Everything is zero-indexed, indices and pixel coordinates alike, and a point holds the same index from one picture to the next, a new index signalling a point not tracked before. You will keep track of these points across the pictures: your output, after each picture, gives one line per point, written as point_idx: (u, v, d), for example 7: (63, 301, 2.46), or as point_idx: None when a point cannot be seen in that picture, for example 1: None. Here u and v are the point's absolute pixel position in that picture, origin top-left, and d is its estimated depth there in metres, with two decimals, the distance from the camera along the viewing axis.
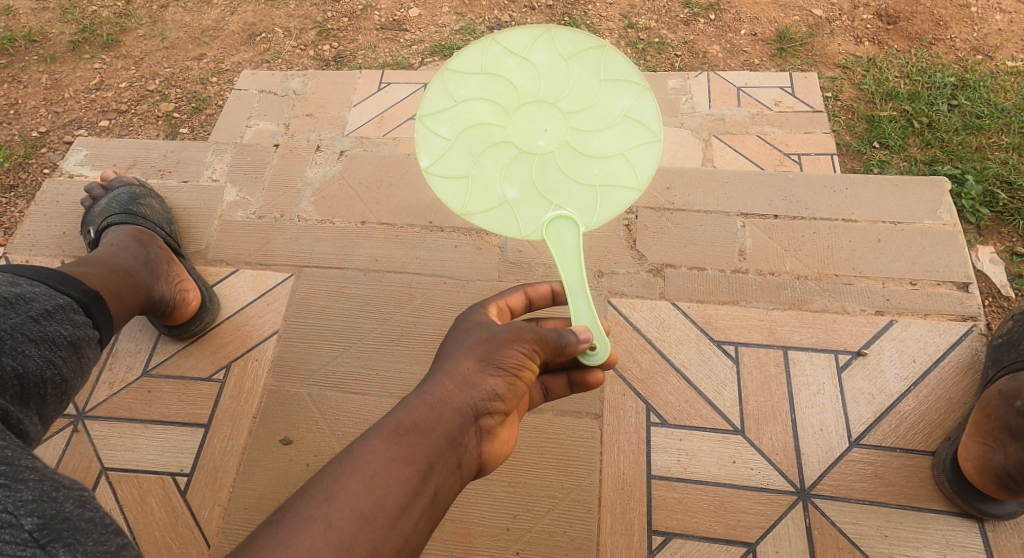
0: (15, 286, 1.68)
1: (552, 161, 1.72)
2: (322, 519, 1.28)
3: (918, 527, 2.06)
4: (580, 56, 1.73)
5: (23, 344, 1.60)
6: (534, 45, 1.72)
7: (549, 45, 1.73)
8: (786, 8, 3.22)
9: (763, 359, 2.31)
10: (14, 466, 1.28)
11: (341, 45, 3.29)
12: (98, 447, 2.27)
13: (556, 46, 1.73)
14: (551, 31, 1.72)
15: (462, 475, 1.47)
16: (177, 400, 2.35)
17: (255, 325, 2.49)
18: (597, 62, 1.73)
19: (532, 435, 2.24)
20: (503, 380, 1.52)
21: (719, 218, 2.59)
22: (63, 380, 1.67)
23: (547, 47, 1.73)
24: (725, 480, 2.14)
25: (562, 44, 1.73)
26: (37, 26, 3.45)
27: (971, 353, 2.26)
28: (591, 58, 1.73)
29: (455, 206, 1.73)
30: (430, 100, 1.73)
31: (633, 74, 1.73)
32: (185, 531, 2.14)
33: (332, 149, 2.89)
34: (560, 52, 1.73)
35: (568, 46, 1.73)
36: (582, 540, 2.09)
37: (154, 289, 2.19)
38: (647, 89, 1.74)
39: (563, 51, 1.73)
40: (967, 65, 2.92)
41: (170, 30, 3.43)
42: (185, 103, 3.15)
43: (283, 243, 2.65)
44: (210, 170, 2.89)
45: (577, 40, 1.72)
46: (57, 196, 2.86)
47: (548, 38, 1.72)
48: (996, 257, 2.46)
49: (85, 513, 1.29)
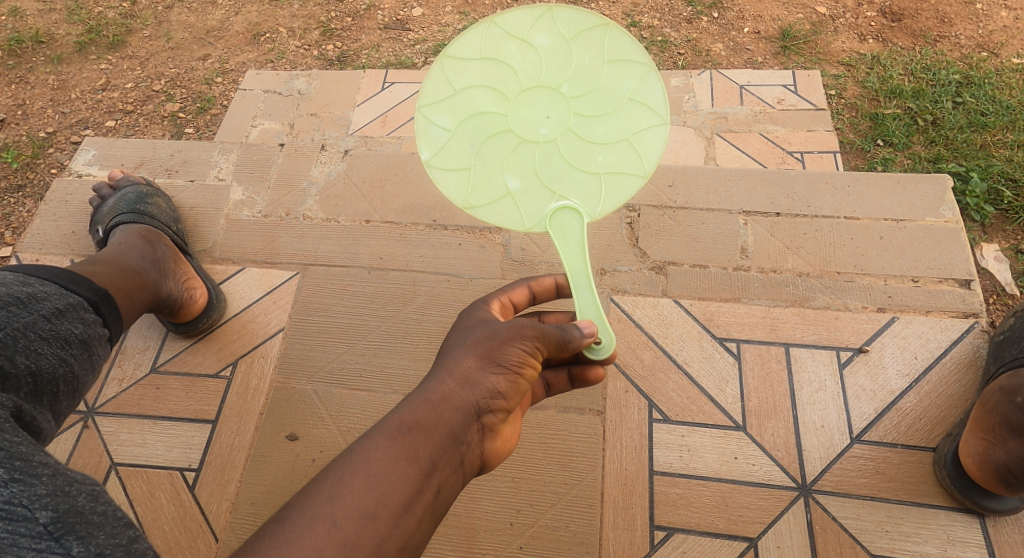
0: (27, 286, 1.70)
1: (554, 149, 1.74)
2: (327, 517, 1.31)
3: (919, 522, 2.07)
4: (582, 36, 1.73)
5: (36, 343, 1.62)
6: (535, 27, 1.73)
7: (550, 26, 1.73)
8: (790, 6, 3.23)
9: (765, 355, 2.32)
10: (28, 461, 1.30)
11: (345, 45, 3.31)
12: (107, 443, 2.30)
13: (558, 27, 1.73)
14: (553, 12, 1.71)
15: (465, 472, 1.49)
16: (185, 396, 2.37)
17: (261, 323, 2.51)
18: (600, 42, 1.73)
19: (536, 431, 2.26)
20: (505, 378, 1.54)
21: (722, 215, 2.60)
22: (75, 376, 1.70)
23: (548, 28, 1.73)
24: (727, 475, 2.16)
25: (564, 23, 1.72)
26: (44, 27, 3.48)
27: (973, 350, 2.27)
28: (594, 38, 1.73)
29: (457, 199, 1.76)
30: (430, 89, 1.74)
31: (638, 55, 1.73)
32: (193, 526, 2.16)
33: (337, 148, 2.91)
34: (562, 32, 1.73)
35: (571, 26, 1.72)
36: (585, 535, 2.11)
37: (162, 286, 2.21)
38: (653, 70, 1.74)
39: (565, 32, 1.73)
40: (972, 62, 2.93)
41: (175, 30, 3.46)
42: (191, 103, 3.18)
43: (289, 242, 2.68)
44: (216, 169, 2.91)
45: (579, 19, 1.72)
46: (66, 195, 2.89)
47: (549, 19, 1.72)
48: (1000, 255, 2.47)
49: (97, 507, 1.31)
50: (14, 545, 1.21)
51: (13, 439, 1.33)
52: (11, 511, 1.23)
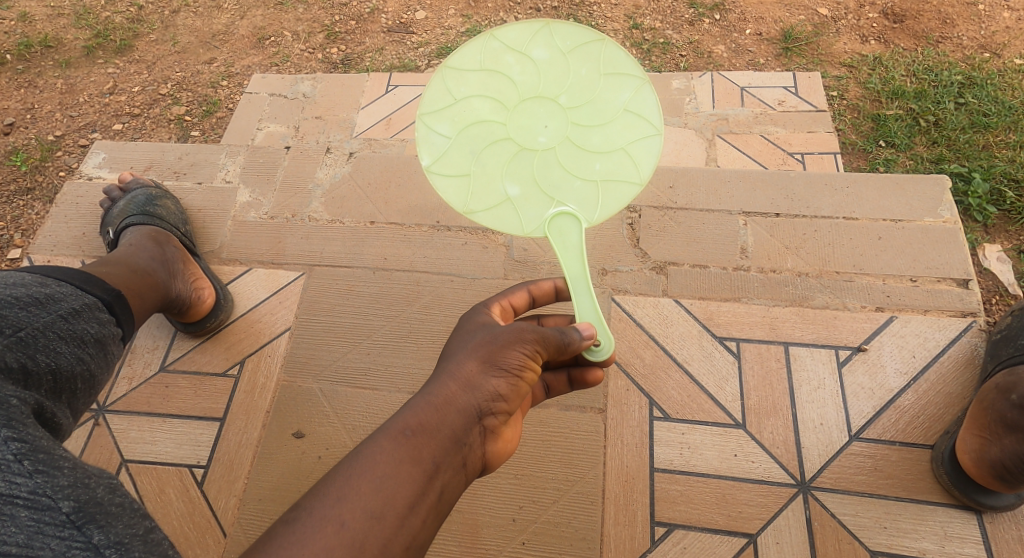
0: (45, 286, 1.74)
1: (553, 157, 1.77)
2: (335, 519, 1.34)
3: (916, 518, 2.10)
4: (579, 50, 1.78)
5: (55, 342, 1.66)
6: (533, 40, 1.77)
7: (548, 39, 1.77)
8: (791, 8, 3.26)
9: (764, 354, 2.35)
10: (51, 454, 1.35)
11: (349, 48, 3.35)
12: (118, 440, 2.34)
13: (555, 41, 1.78)
14: (550, 26, 1.77)
15: (468, 474, 1.52)
16: (193, 395, 2.41)
17: (268, 323, 2.55)
18: (597, 56, 1.78)
19: (538, 429, 2.29)
20: (506, 381, 1.57)
21: (723, 216, 2.63)
22: (92, 375, 1.73)
23: (546, 42, 1.77)
24: (727, 473, 2.19)
25: (561, 38, 1.77)
26: (52, 32, 3.52)
27: (971, 349, 2.30)
28: (590, 52, 1.78)
29: (457, 205, 1.79)
30: (430, 99, 1.78)
31: (633, 68, 1.78)
32: (202, 521, 2.20)
33: (342, 150, 2.95)
34: (559, 46, 1.78)
35: (568, 40, 1.77)
36: (587, 530, 2.14)
37: (171, 287, 2.25)
38: (648, 83, 1.79)
39: (562, 46, 1.78)
40: (975, 63, 2.95)
41: (181, 34, 3.50)
42: (196, 107, 3.22)
43: (295, 243, 2.71)
44: (223, 171, 2.95)
45: (576, 33, 1.77)
46: (76, 198, 2.93)
47: (546, 33, 1.77)
48: (1003, 255, 2.50)
49: (116, 498, 1.35)
50: (39, 534, 1.25)
51: (36, 433, 1.38)
52: (36, 501, 1.27)
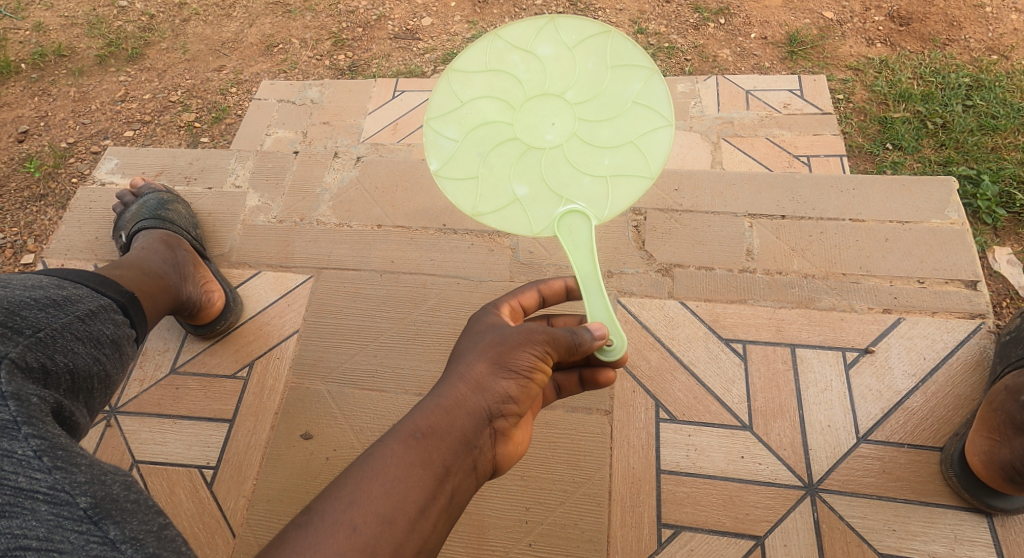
0: (62, 288, 1.77)
1: (560, 155, 1.79)
2: (347, 523, 1.35)
3: (926, 521, 2.09)
4: (585, 43, 1.78)
5: (72, 342, 1.68)
6: (538, 37, 1.79)
7: (553, 34, 1.78)
8: (797, 11, 3.27)
9: (771, 356, 2.36)
10: (69, 451, 1.38)
11: (355, 54, 3.38)
12: (129, 441, 2.37)
13: (561, 36, 1.79)
14: (555, 21, 1.78)
15: (478, 477, 1.54)
16: (203, 396, 2.44)
17: (277, 325, 2.57)
18: (604, 48, 1.78)
19: (545, 430, 2.30)
20: (516, 383, 1.59)
21: (728, 219, 2.64)
22: (107, 375, 1.76)
23: (551, 37, 1.79)
24: (733, 474, 2.19)
25: (566, 32, 1.78)
26: (66, 42, 3.57)
27: (980, 351, 2.29)
28: (597, 44, 1.78)
29: (465, 208, 1.82)
30: (438, 103, 1.81)
31: (641, 58, 1.77)
32: (212, 521, 2.22)
33: (349, 155, 2.97)
34: (565, 40, 1.79)
35: (573, 34, 1.78)
36: (593, 532, 2.15)
37: (182, 289, 2.28)
38: (657, 72, 1.78)
39: (567, 40, 1.79)
40: (982, 65, 2.95)
41: (192, 42, 3.54)
42: (206, 113, 3.26)
43: (303, 246, 2.74)
44: (232, 176, 2.98)
45: (582, 27, 1.77)
46: (90, 203, 2.97)
47: (551, 29, 1.78)
48: (1013, 258, 2.49)
49: (131, 495, 1.37)
50: (59, 528, 1.27)
51: (54, 431, 1.41)
52: (55, 496, 1.30)
